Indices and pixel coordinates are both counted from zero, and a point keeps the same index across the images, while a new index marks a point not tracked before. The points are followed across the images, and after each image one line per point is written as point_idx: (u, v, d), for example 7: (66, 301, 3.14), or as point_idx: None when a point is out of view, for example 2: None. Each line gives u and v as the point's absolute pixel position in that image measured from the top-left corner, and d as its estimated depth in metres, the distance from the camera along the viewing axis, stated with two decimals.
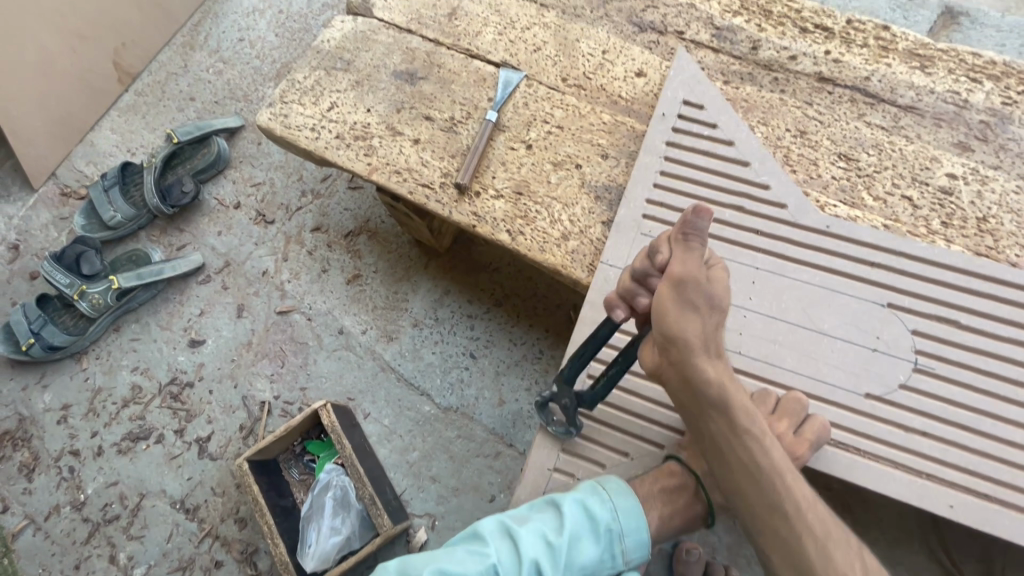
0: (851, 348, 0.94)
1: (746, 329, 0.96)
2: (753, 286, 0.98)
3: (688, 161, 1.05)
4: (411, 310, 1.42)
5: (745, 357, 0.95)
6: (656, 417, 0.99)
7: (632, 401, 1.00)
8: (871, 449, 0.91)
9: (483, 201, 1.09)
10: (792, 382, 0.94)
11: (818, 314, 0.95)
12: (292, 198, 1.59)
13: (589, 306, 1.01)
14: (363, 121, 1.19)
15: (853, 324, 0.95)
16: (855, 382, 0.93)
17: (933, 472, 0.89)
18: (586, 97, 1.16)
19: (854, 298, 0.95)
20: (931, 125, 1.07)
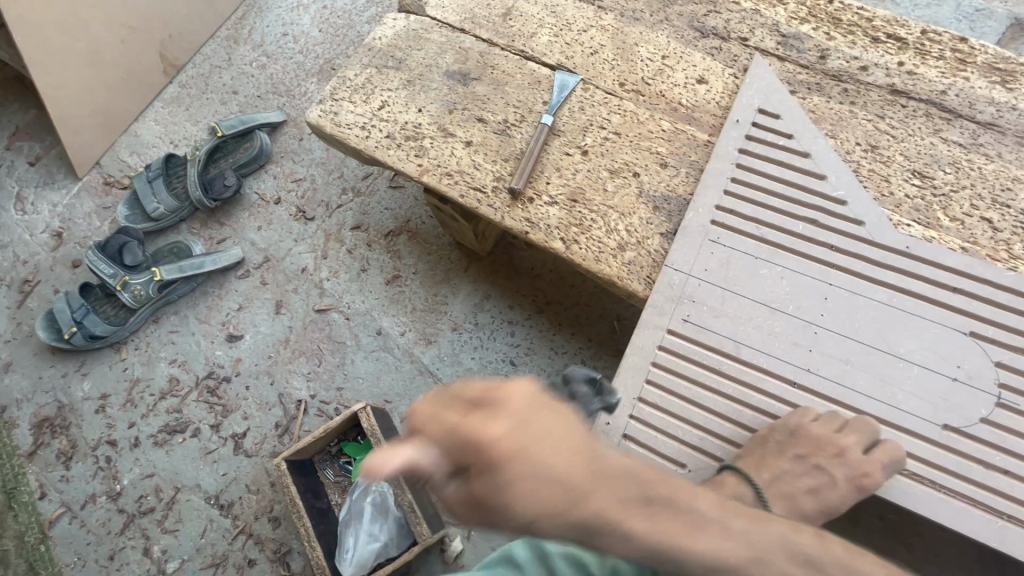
0: (929, 376, 0.89)
1: (817, 346, 0.92)
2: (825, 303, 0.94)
3: (762, 169, 1.01)
4: (450, 313, 1.40)
5: (815, 376, 0.92)
6: (713, 429, 0.92)
7: (692, 410, 0.93)
8: (947, 483, 0.86)
9: (536, 207, 1.07)
10: (863, 404, 0.90)
11: (894, 337, 0.91)
12: (333, 195, 1.58)
13: (651, 309, 0.97)
14: (414, 122, 1.17)
15: (931, 350, 0.90)
16: (931, 412, 0.89)
17: (1014, 514, 0.84)
18: (645, 103, 1.13)
19: (933, 323, 0.91)
20: (1013, 143, 1.01)
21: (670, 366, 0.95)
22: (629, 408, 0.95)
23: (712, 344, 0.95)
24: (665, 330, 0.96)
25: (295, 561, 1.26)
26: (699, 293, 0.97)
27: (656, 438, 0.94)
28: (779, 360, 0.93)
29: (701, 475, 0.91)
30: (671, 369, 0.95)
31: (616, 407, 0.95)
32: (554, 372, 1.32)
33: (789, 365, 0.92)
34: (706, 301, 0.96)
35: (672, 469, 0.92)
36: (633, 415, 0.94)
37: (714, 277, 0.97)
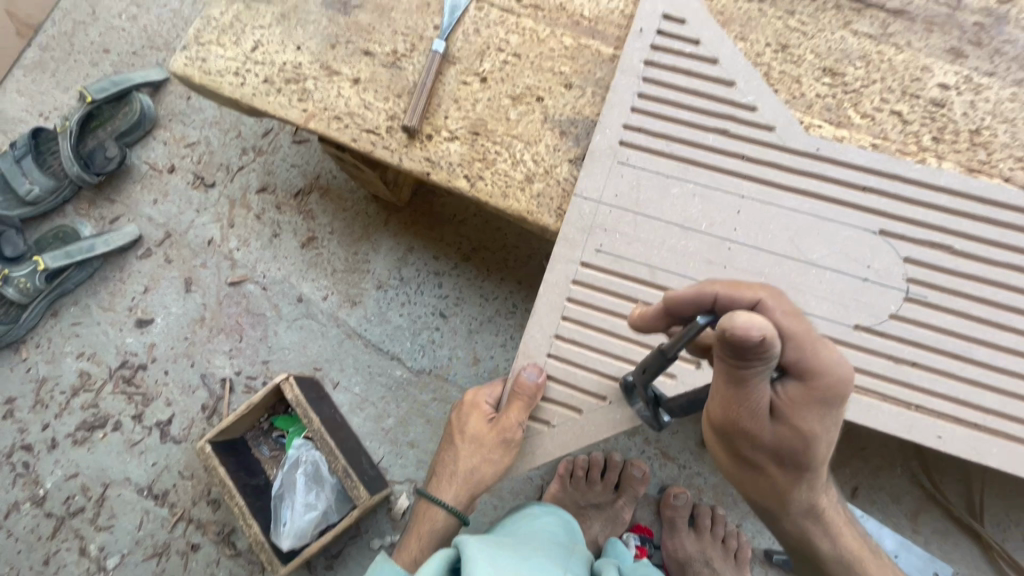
0: (840, 278, 0.88)
1: (732, 262, 0.89)
2: (738, 216, 0.90)
3: (669, 81, 0.94)
4: (373, 271, 1.32)
5: None
6: (633, 358, 0.89)
7: (610, 341, 0.90)
8: (860, 382, 0.87)
9: (436, 145, 0.98)
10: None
11: (807, 243, 0.89)
12: (232, 157, 1.44)
13: (563, 243, 0.92)
14: (294, 62, 1.04)
15: (843, 253, 0.88)
16: (846, 314, 0.88)
17: (922, 404, 0.86)
18: (544, 19, 1.03)
19: (844, 225, 0.89)
20: (923, 30, 0.97)
21: (586, 299, 0.91)
22: (547, 346, 0.91)
23: (627, 272, 0.91)
24: (578, 262, 0.91)
25: (240, 540, 1.22)
26: (611, 220, 0.92)
27: (577, 373, 0.90)
28: (694, 280, 0.89)
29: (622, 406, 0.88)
30: (586, 302, 0.91)
31: (534, 348, 0.91)
32: (486, 320, 1.28)
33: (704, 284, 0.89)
34: (618, 227, 0.92)
35: (593, 403, 0.89)
36: (551, 353, 0.91)
37: (626, 202, 0.92)
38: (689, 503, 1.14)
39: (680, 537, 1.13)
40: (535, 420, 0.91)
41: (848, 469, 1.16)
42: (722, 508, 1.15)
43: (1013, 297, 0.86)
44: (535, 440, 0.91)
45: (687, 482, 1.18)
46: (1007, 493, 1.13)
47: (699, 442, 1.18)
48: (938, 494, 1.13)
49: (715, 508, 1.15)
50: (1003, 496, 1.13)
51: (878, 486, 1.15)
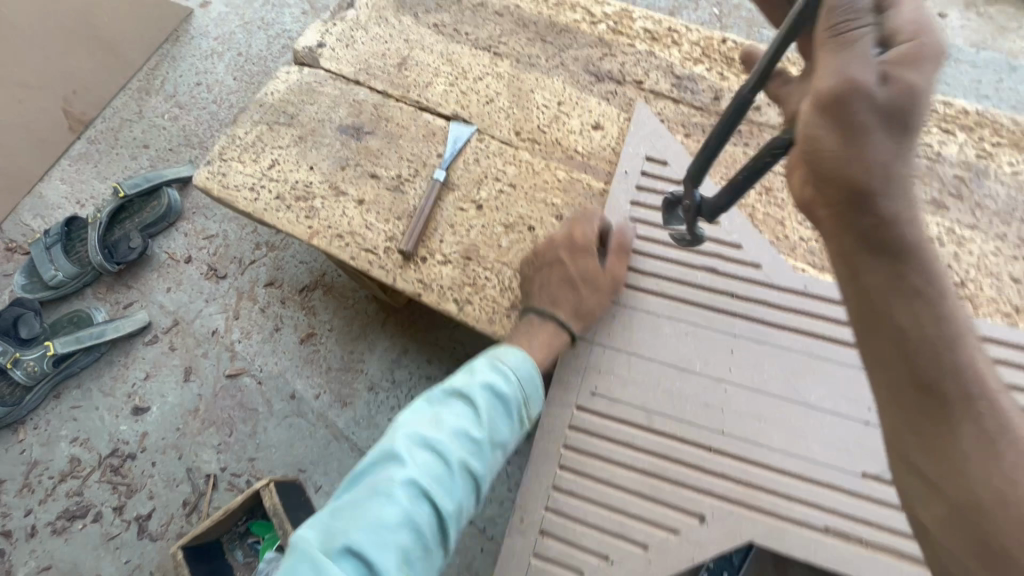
0: (840, 422, 0.83)
1: (730, 405, 0.85)
2: (732, 356, 0.88)
3: (655, 219, 0.98)
4: (366, 372, 1.34)
5: (728, 436, 0.84)
6: (633, 511, 0.82)
7: (608, 492, 0.84)
8: (877, 539, 0.78)
9: (429, 267, 1.01)
10: (783, 463, 0.82)
11: (802, 385, 0.85)
12: (246, 251, 1.51)
13: (558, 386, 0.89)
14: (305, 181, 1.11)
15: (840, 395, 0.84)
16: (851, 461, 0.81)
17: None
18: (540, 152, 1.09)
19: (840, 366, 0.85)
20: None
21: (579, 445, 0.86)
22: (544, 500, 0.85)
23: (622, 416, 0.86)
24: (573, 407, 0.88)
25: None
26: (605, 361, 0.90)
27: (575, 527, 0.83)
28: (691, 425, 0.85)
29: (625, 567, 0.80)
30: (581, 451, 0.86)
31: (528, 502, 0.85)
32: None
33: (703, 428, 0.84)
34: (612, 368, 0.89)
35: (594, 563, 0.81)
36: (549, 507, 0.85)
37: (619, 341, 0.91)
38: None
39: None
40: None
41: None
42: None
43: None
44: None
45: None
46: None
47: None
48: None
49: None
50: None
51: None
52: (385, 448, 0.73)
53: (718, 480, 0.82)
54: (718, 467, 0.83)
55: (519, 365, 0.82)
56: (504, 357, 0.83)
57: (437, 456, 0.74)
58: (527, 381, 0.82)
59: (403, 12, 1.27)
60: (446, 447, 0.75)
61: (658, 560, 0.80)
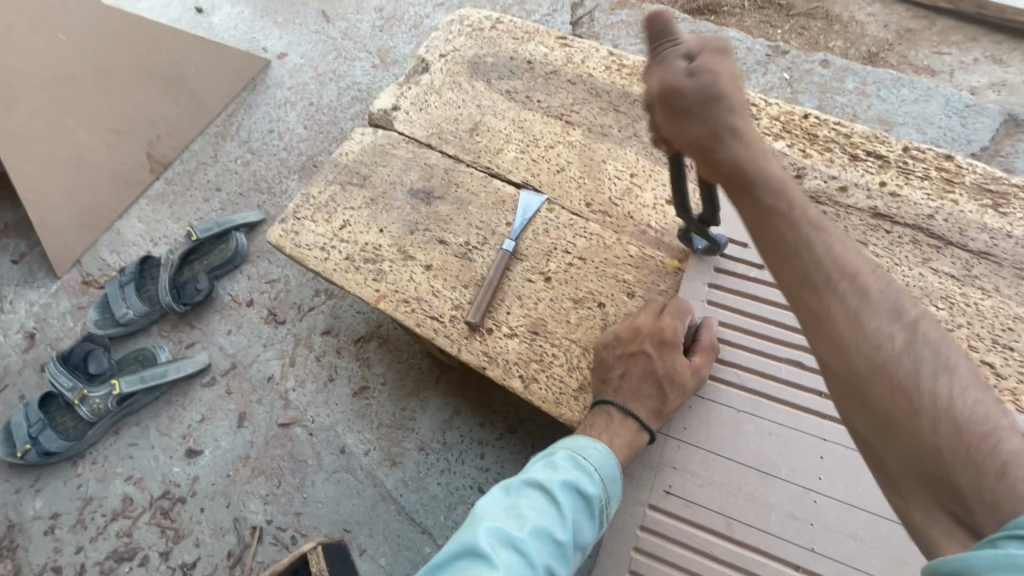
0: None
1: (819, 518, 0.79)
2: (822, 463, 0.82)
3: (735, 305, 0.93)
4: (418, 431, 1.31)
5: (818, 555, 0.78)
6: None
7: None
8: None
9: (495, 340, 0.99)
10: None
11: None
12: (305, 297, 1.54)
13: (629, 480, 0.85)
14: (374, 243, 1.13)
15: None
16: None
17: None
18: (612, 225, 1.07)
19: None
20: (1010, 276, 0.93)
21: (653, 548, 0.82)
22: None
23: (700, 521, 0.81)
24: (646, 505, 0.83)
25: None
26: (682, 458, 0.85)
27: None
28: (776, 537, 0.79)
29: None
30: (655, 555, 0.81)
31: None
32: None
33: (789, 541, 0.79)
34: (687, 467, 0.84)
35: None
36: None
37: (696, 438, 0.86)
38: None
39: None
40: None
41: None
42: None
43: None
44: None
45: None
46: None
47: None
48: None
49: None
50: None
51: None
52: (466, 544, 0.68)
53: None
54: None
55: (600, 461, 0.80)
56: (585, 451, 0.80)
57: (520, 555, 0.68)
58: (609, 479, 0.80)
59: (477, 77, 1.29)
60: (529, 546, 0.69)
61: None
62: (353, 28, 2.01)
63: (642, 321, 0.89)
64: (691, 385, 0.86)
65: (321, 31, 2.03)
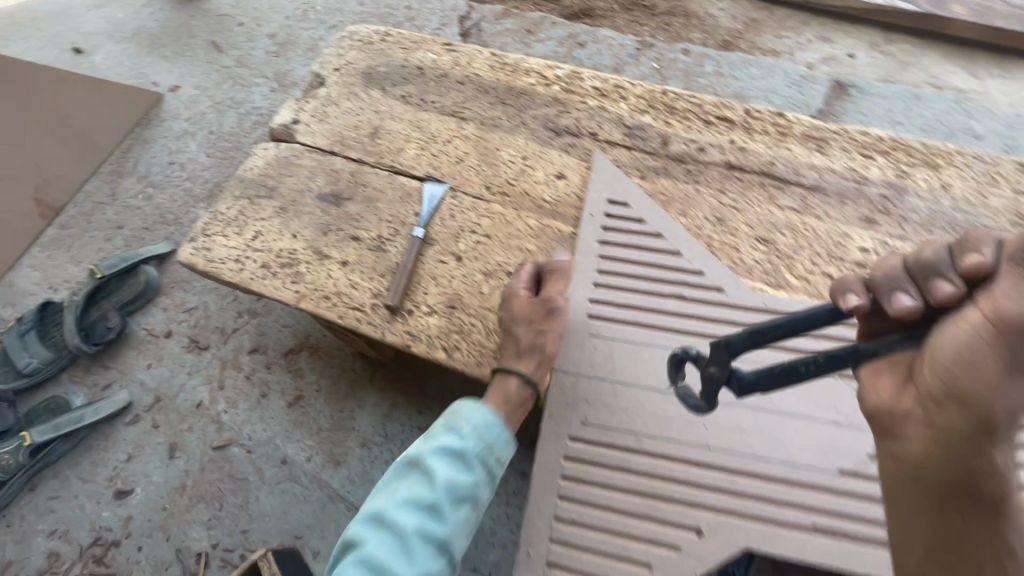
0: (812, 425, 0.89)
1: (711, 421, 0.90)
2: None
3: (623, 256, 1.06)
4: (358, 429, 1.34)
5: (714, 451, 0.89)
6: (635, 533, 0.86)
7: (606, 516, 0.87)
8: (861, 533, 0.83)
9: (416, 319, 1.06)
10: (768, 469, 0.87)
11: (775, 394, 0.91)
12: (228, 320, 1.52)
13: (550, 419, 0.94)
14: (288, 248, 1.16)
15: (810, 400, 0.90)
16: (827, 461, 0.87)
17: None
18: (511, 203, 1.18)
19: None
20: (836, 202, 1.11)
21: (578, 473, 0.90)
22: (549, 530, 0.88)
23: (614, 442, 0.91)
24: (567, 437, 0.93)
25: None
26: (593, 392, 0.95)
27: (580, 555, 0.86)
28: (678, 443, 0.90)
29: None
30: (580, 479, 0.90)
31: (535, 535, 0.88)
32: None
33: (689, 443, 0.90)
34: (599, 398, 0.95)
35: None
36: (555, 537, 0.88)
37: (604, 372, 0.96)
38: None
39: None
40: None
41: None
42: None
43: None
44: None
45: None
46: None
47: None
48: None
49: None
50: None
51: None
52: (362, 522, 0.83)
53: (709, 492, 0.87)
54: (707, 478, 0.87)
55: (468, 415, 0.90)
56: (455, 413, 0.91)
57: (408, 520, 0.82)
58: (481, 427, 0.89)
59: (372, 86, 1.37)
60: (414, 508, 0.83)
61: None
62: (247, 56, 2.03)
63: (544, 291, 0.99)
64: (587, 359, 0.90)
65: (214, 61, 2.03)
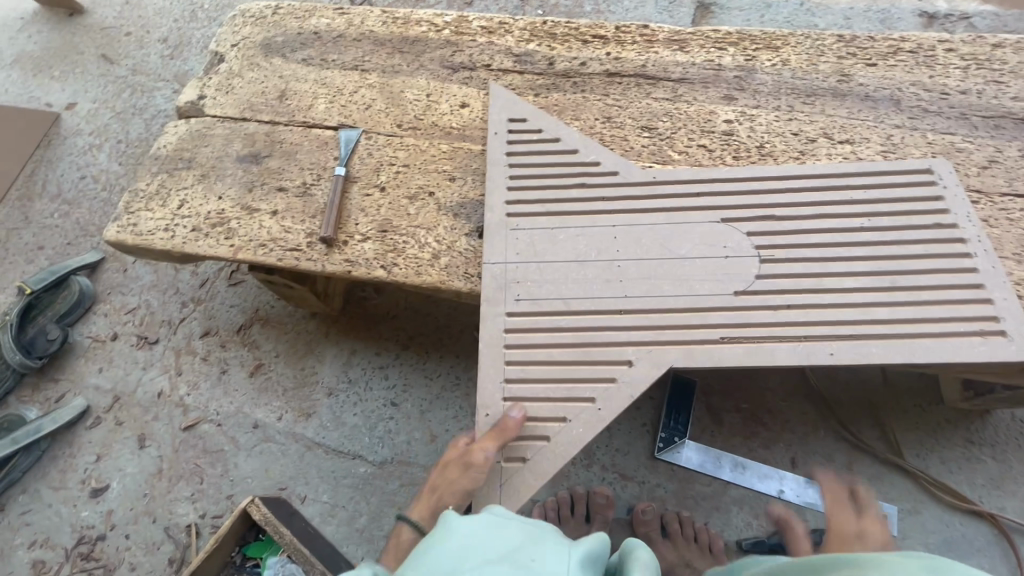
0: (706, 260, 1.05)
1: (624, 275, 1.05)
2: (616, 240, 1.08)
3: (529, 161, 1.18)
4: (322, 381, 1.41)
5: (630, 298, 1.04)
6: (575, 376, 1.00)
7: (547, 370, 1.01)
8: (755, 334, 0.99)
9: (352, 247, 1.15)
10: (676, 302, 1.02)
11: (674, 243, 1.07)
12: (173, 311, 1.54)
13: (486, 302, 1.06)
14: (217, 209, 1.22)
15: (701, 242, 1.06)
16: (723, 286, 1.03)
17: (802, 335, 0.98)
18: (422, 135, 1.28)
19: (695, 224, 1.08)
20: (702, 88, 1.28)
21: (519, 342, 1.03)
22: (500, 391, 1.00)
23: (546, 309, 1.04)
24: (505, 314, 1.05)
25: None
26: (521, 274, 1.07)
27: (534, 407, 0.99)
28: (599, 298, 1.04)
29: (582, 420, 0.98)
30: (521, 346, 1.03)
31: (490, 398, 1.00)
32: (434, 398, 1.37)
33: (609, 298, 1.04)
34: (528, 277, 1.07)
35: (556, 426, 0.98)
36: (507, 397, 1.00)
37: (528, 257, 1.09)
38: (657, 514, 1.18)
39: (656, 549, 1.15)
40: (508, 462, 0.97)
41: (782, 442, 1.26)
42: (686, 510, 1.21)
43: (849, 237, 1.04)
44: (512, 475, 0.96)
45: (650, 495, 1.23)
46: (917, 424, 1.25)
47: (650, 455, 1.26)
48: (864, 444, 1.23)
49: (680, 512, 1.20)
50: (913, 430, 1.24)
51: (812, 451, 1.24)
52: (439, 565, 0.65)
53: (632, 331, 1.02)
54: (629, 320, 1.02)
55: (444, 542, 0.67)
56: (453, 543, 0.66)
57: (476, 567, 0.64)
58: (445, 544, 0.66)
59: (272, 56, 1.43)
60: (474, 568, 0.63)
61: (606, 405, 0.98)
62: (142, 63, 2.01)
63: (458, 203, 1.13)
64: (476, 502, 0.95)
65: (108, 73, 2.00)
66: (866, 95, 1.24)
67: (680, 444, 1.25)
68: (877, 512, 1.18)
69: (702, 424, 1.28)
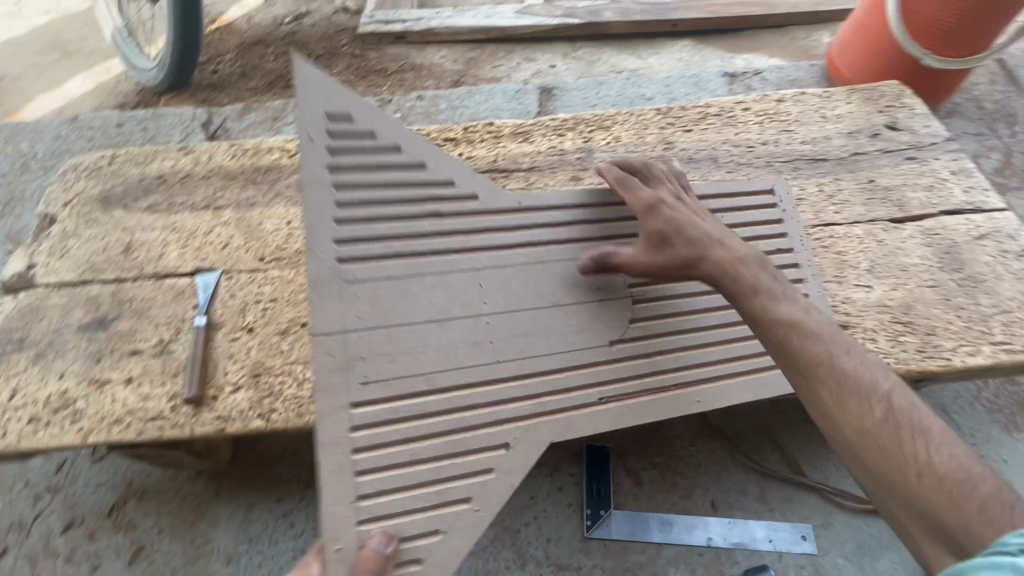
0: (576, 307, 1.03)
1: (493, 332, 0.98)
2: (481, 288, 0.99)
3: (364, 181, 0.96)
4: (217, 547, 1.25)
5: (506, 362, 0.98)
6: (450, 473, 0.91)
7: (421, 471, 0.90)
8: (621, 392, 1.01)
9: (223, 400, 1.06)
10: (552, 360, 0.99)
11: (543, 290, 1.02)
12: (21, 509, 1.31)
13: (326, 394, 0.89)
14: (58, 390, 1.08)
15: (569, 284, 1.04)
16: (597, 336, 1.02)
17: (679, 384, 1.04)
18: (288, 264, 1.25)
19: (558, 259, 1.05)
20: (550, 174, 1.39)
21: (384, 441, 0.90)
22: (365, 510, 0.87)
23: (405, 390, 0.92)
24: (350, 407, 0.90)
25: None
26: (365, 346, 0.93)
27: (406, 519, 0.89)
28: (474, 367, 0.96)
29: (460, 526, 0.90)
30: (383, 440, 0.90)
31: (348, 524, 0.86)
32: None
33: (477, 358, 0.96)
34: (375, 347, 0.93)
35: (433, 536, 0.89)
36: (377, 515, 0.88)
37: (374, 318, 0.93)
38: None
39: None
40: None
41: (700, 487, 1.29)
42: None
43: None
44: None
45: None
46: (809, 438, 1.34)
47: (581, 537, 1.23)
48: (769, 471, 1.30)
49: None
50: (807, 444, 1.33)
51: (727, 489, 1.29)
52: None
53: (504, 392, 0.96)
54: (500, 379, 0.96)
55: None
56: None
57: None
58: None
59: (112, 208, 1.35)
60: None
61: (482, 504, 0.91)
62: None
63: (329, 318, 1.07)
64: None
65: None
66: (688, 159, 1.41)
67: (607, 517, 1.24)
68: (796, 535, 1.23)
69: (625, 489, 1.28)
